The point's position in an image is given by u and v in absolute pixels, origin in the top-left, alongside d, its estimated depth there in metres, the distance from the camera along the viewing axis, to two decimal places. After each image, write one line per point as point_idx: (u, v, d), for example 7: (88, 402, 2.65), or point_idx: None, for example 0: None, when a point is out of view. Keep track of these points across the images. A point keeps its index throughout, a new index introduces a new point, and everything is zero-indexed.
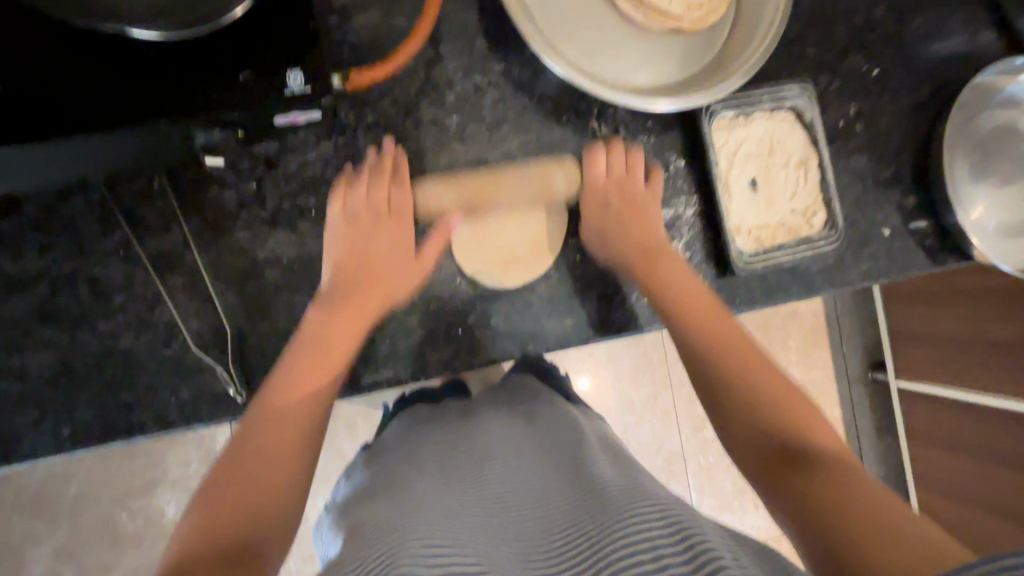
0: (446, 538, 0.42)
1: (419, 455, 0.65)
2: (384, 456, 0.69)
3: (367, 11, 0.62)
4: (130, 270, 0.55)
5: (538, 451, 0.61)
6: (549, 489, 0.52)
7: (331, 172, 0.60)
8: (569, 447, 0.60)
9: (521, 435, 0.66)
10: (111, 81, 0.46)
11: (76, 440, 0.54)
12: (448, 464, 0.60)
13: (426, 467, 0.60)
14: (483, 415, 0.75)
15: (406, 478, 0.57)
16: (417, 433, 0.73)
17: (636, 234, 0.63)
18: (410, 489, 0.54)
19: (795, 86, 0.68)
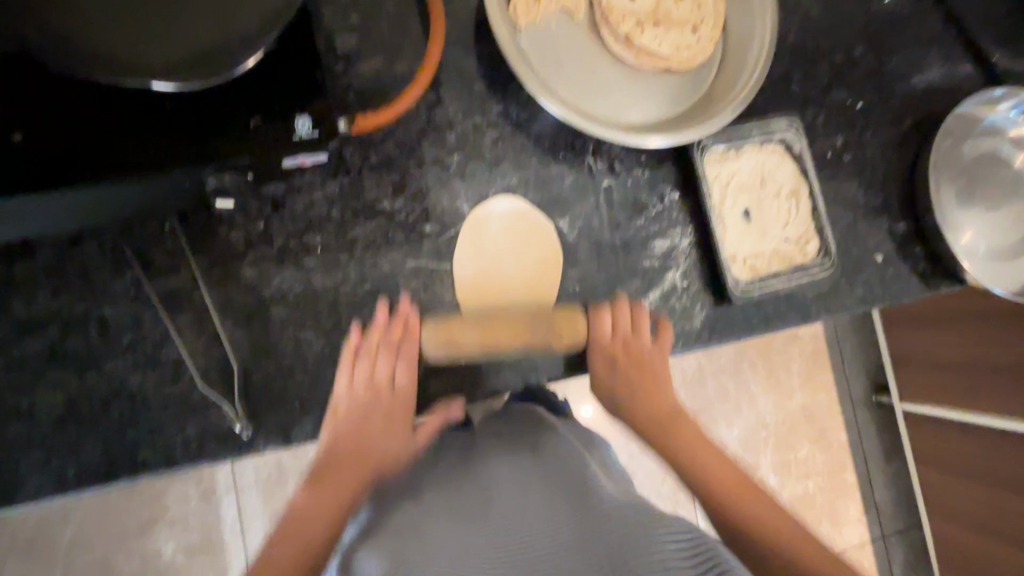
0: None
1: (415, 478, 0.60)
2: (374, 479, 0.64)
3: (370, 58, 0.65)
4: (139, 310, 0.57)
5: (540, 475, 0.58)
6: (559, 528, 0.49)
7: (336, 210, 0.62)
8: (568, 474, 0.57)
9: (518, 454, 0.62)
10: (129, 132, 0.48)
11: (82, 481, 0.54)
12: (446, 491, 0.56)
13: (423, 496, 0.56)
14: (477, 425, 0.70)
15: (405, 514, 0.53)
16: (408, 451, 0.68)
17: (625, 352, 0.65)
18: (410, 500, 0.55)
19: (781, 122, 0.71)
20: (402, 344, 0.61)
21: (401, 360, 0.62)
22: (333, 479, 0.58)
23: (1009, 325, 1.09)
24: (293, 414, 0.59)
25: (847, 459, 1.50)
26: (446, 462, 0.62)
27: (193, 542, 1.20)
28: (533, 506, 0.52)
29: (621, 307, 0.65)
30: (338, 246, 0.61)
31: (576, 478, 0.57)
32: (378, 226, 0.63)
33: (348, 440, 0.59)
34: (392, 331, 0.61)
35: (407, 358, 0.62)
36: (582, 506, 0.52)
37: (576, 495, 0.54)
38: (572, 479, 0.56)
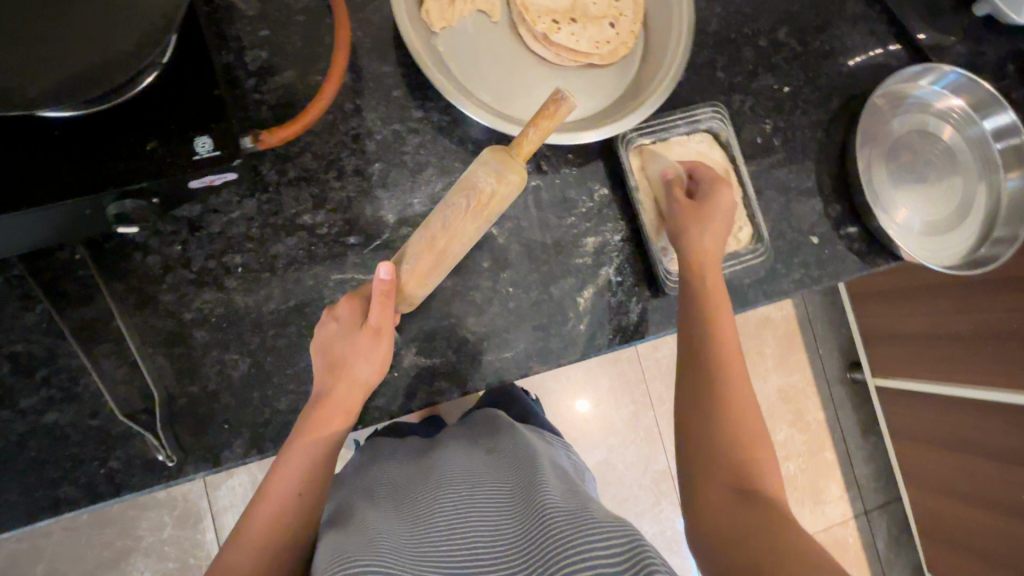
0: (394, 569, 0.43)
1: (376, 490, 0.65)
2: (345, 490, 0.69)
3: (283, 71, 0.64)
4: (53, 342, 0.55)
5: (490, 473, 0.63)
6: (499, 516, 0.54)
7: (255, 228, 0.61)
8: (516, 470, 0.63)
9: (477, 460, 0.67)
10: (19, 161, 0.47)
11: (1, 524, 0.53)
12: (401, 495, 0.61)
13: (381, 500, 0.61)
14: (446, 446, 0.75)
15: (360, 511, 0.58)
16: (376, 466, 0.73)
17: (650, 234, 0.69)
18: (365, 515, 0.56)
19: (707, 109, 0.72)
20: (355, 336, 0.55)
21: (362, 330, 0.55)
22: (324, 419, 0.54)
23: (961, 295, 1.11)
24: (219, 438, 0.57)
25: (823, 438, 1.51)
26: (406, 489, 0.63)
27: (170, 569, 1.18)
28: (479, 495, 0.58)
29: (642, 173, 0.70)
30: (260, 264, 0.60)
31: (525, 470, 0.62)
32: (300, 240, 0.62)
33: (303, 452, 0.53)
34: (348, 311, 0.56)
35: (358, 346, 0.55)
36: (524, 494, 0.57)
37: (521, 486, 0.59)
38: (520, 472, 0.62)
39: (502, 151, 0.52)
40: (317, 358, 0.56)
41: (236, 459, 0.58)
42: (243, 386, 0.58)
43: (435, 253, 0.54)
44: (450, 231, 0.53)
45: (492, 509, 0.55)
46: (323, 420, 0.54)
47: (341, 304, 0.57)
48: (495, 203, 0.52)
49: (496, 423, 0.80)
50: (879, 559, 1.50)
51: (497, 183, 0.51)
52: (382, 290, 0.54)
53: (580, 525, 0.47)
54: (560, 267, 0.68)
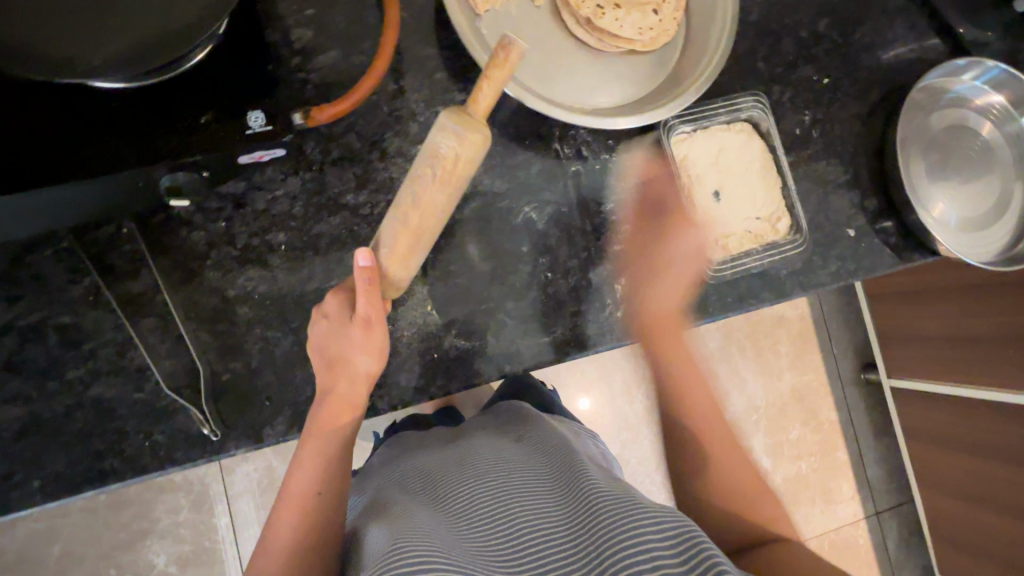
0: (449, 554, 0.43)
1: (409, 477, 0.65)
2: (376, 481, 0.68)
3: (328, 51, 0.63)
4: (100, 315, 0.56)
5: (524, 459, 0.62)
6: (539, 499, 0.54)
7: (299, 206, 0.61)
8: (550, 458, 0.62)
9: (507, 446, 0.67)
10: (75, 132, 0.47)
11: (46, 494, 0.53)
12: (435, 482, 0.60)
13: (416, 488, 0.60)
14: (473, 434, 0.74)
15: (398, 500, 0.57)
16: (405, 457, 0.73)
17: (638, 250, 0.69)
18: (404, 502, 0.56)
19: (747, 98, 0.73)
20: (347, 329, 0.54)
21: (354, 323, 0.53)
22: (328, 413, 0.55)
23: (983, 296, 1.10)
24: (262, 415, 0.57)
25: (838, 437, 1.51)
26: (440, 475, 0.63)
27: (186, 552, 1.19)
28: (515, 481, 0.57)
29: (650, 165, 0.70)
30: (303, 243, 0.60)
31: (560, 458, 0.61)
32: (343, 220, 0.62)
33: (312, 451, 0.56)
34: (339, 305, 0.55)
35: (352, 339, 0.53)
36: (563, 480, 0.56)
37: (558, 473, 0.58)
38: (555, 460, 0.61)
39: (457, 112, 0.47)
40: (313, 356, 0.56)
41: (278, 436, 0.58)
42: (285, 363, 0.58)
43: (409, 232, 0.50)
44: (421, 205, 0.49)
45: (530, 492, 0.55)
46: (331, 414, 0.55)
47: (330, 300, 0.55)
48: (461, 167, 0.47)
49: (518, 412, 0.80)
50: (890, 560, 1.49)
51: (459, 146, 0.46)
52: (365, 279, 0.51)
53: (626, 507, 0.47)
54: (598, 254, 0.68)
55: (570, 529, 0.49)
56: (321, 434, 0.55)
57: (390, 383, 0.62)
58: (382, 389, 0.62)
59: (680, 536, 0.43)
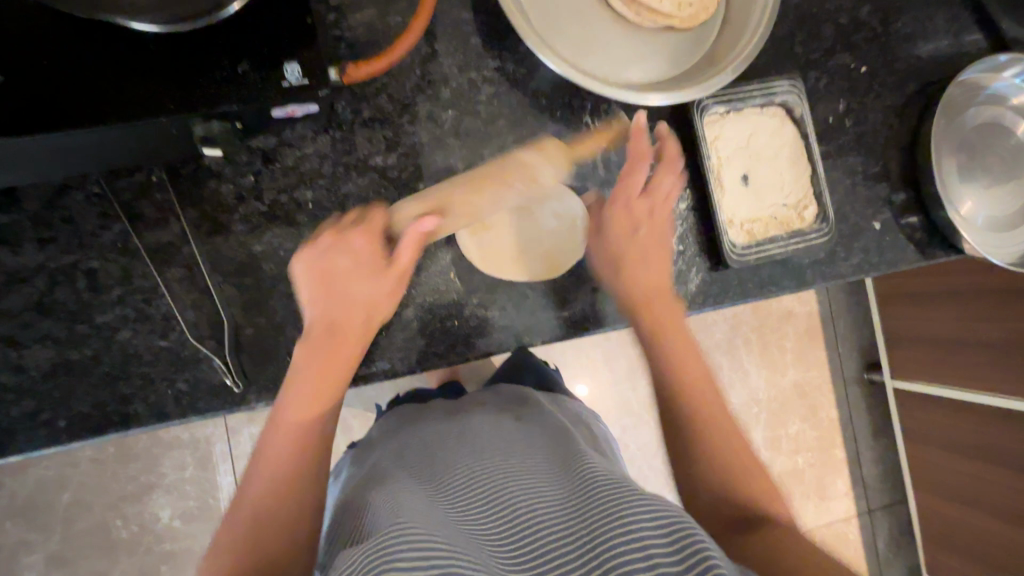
0: (441, 534, 0.41)
1: (406, 449, 0.62)
2: (373, 454, 0.66)
3: (362, 9, 0.62)
4: (128, 262, 0.56)
5: (523, 440, 0.59)
6: (535, 484, 0.51)
7: (328, 166, 0.60)
8: (551, 443, 0.59)
9: (506, 425, 0.63)
10: (112, 74, 0.47)
11: (71, 434, 0.54)
12: (429, 459, 0.58)
13: (408, 463, 0.58)
14: (472, 408, 0.71)
15: (392, 473, 0.55)
16: (403, 430, 0.70)
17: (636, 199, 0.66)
18: (398, 475, 0.54)
19: (784, 81, 0.69)
20: (368, 279, 0.56)
21: (388, 273, 0.56)
22: (320, 350, 0.54)
23: (996, 299, 1.11)
24: (283, 370, 0.58)
25: (838, 434, 1.51)
26: (436, 449, 0.60)
27: (191, 507, 1.21)
28: (512, 463, 0.54)
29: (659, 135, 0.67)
30: (330, 203, 0.60)
31: (562, 445, 0.58)
32: (370, 182, 0.61)
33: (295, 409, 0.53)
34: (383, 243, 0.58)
35: (379, 286, 0.56)
36: (562, 467, 0.54)
37: (557, 459, 0.55)
38: (556, 446, 0.58)
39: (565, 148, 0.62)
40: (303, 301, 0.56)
41: None
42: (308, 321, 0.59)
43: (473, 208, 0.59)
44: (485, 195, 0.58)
45: (528, 478, 0.52)
46: (322, 347, 0.54)
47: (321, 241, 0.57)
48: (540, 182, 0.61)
49: (520, 394, 0.77)
50: (879, 557, 1.51)
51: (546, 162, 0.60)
52: (418, 238, 0.56)
53: (623, 496, 0.45)
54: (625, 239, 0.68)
55: (564, 514, 0.46)
56: (308, 385, 0.53)
57: (410, 348, 0.62)
58: (401, 352, 0.62)
59: (675, 529, 0.41)
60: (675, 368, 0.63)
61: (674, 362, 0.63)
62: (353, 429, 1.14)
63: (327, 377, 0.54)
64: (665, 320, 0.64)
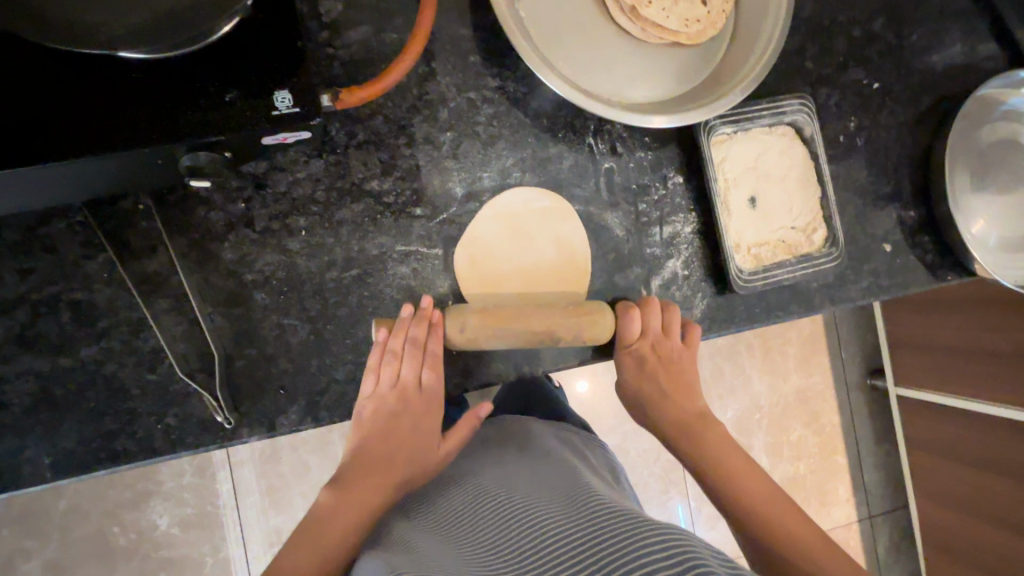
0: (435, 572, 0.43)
1: (418, 493, 0.63)
2: (384, 510, 0.64)
3: (357, 26, 0.60)
4: (114, 293, 0.54)
5: (537, 481, 0.58)
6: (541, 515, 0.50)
7: (321, 190, 0.58)
8: (560, 477, 0.59)
9: (519, 469, 0.62)
10: (93, 102, 0.45)
11: (57, 468, 0.53)
12: (442, 515, 0.58)
13: (423, 519, 0.58)
14: (485, 450, 0.69)
15: (405, 524, 0.57)
16: (415, 481, 0.68)
17: (653, 353, 0.63)
18: (411, 528, 0.56)
19: (794, 100, 0.67)
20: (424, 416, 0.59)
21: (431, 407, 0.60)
22: (373, 425, 0.57)
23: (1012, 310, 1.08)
24: (275, 403, 0.56)
25: (841, 442, 1.50)
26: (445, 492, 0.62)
27: (188, 515, 1.20)
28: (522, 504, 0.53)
29: (648, 305, 0.63)
30: (323, 229, 0.58)
31: (573, 481, 0.57)
32: (365, 207, 0.59)
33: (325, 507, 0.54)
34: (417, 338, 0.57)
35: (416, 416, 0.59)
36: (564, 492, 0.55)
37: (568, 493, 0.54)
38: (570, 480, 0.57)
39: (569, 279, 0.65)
40: (368, 382, 0.57)
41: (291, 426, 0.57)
42: (300, 352, 0.57)
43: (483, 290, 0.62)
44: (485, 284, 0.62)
45: (538, 511, 0.51)
46: (377, 440, 0.57)
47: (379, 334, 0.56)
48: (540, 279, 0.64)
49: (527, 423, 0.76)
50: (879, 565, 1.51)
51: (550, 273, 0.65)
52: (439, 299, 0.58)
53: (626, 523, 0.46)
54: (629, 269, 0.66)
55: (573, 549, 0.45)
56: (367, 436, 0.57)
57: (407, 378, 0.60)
58: None
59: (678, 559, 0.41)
60: (685, 420, 0.66)
61: (702, 448, 0.64)
62: None
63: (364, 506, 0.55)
64: (678, 370, 0.65)
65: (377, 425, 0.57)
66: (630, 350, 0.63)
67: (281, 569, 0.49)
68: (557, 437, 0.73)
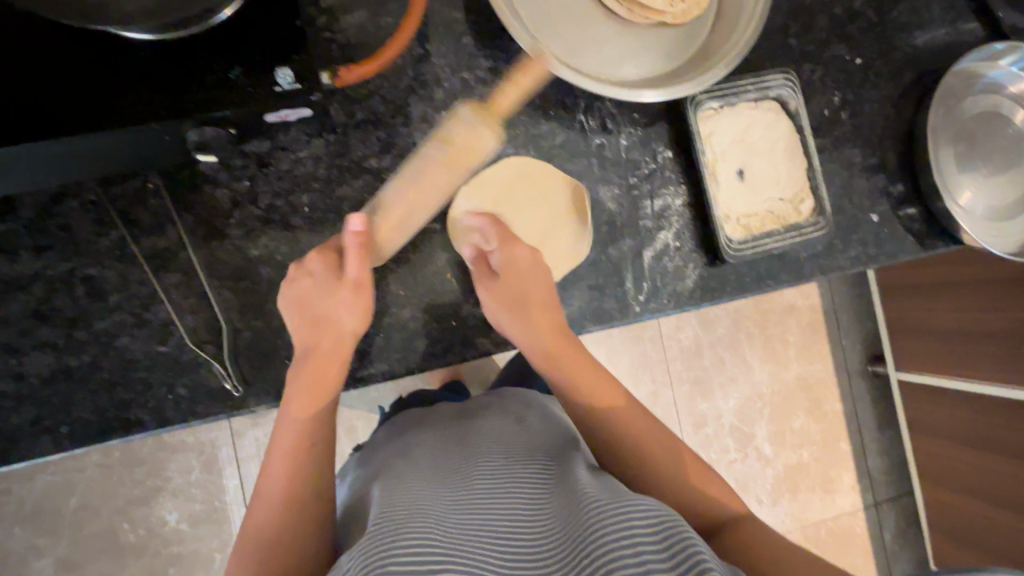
0: (440, 533, 0.43)
1: (409, 447, 0.64)
2: (376, 455, 0.66)
3: (354, 11, 0.63)
4: (125, 269, 0.56)
5: (526, 443, 0.60)
6: (534, 481, 0.53)
7: (322, 168, 0.61)
8: (555, 449, 0.60)
9: (509, 428, 0.64)
10: (106, 81, 0.47)
11: (72, 438, 0.55)
12: (435, 463, 0.58)
13: (412, 466, 0.58)
14: (474, 413, 0.71)
15: (396, 472, 0.57)
16: (408, 433, 0.70)
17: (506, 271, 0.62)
18: (400, 476, 0.56)
19: (777, 74, 0.69)
20: (334, 290, 0.56)
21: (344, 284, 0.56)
22: (322, 334, 0.56)
23: (1005, 286, 1.08)
24: (282, 372, 0.58)
25: (843, 427, 1.51)
26: (437, 447, 0.62)
27: (197, 510, 1.22)
28: (513, 465, 0.55)
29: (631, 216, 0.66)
30: (325, 206, 0.61)
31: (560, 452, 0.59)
32: (365, 184, 0.62)
33: (291, 430, 0.55)
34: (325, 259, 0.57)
35: (343, 301, 0.56)
36: (562, 467, 0.55)
37: (555, 460, 0.57)
38: (558, 449, 0.59)
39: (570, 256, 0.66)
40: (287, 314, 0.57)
41: None
42: None
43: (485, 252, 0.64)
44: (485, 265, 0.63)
45: (534, 480, 0.53)
46: (321, 329, 0.56)
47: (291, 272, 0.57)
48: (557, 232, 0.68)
49: (523, 396, 0.77)
50: (886, 551, 1.50)
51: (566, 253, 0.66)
52: (357, 243, 0.55)
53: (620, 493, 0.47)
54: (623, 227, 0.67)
55: (565, 517, 0.47)
56: (308, 396, 0.55)
57: (409, 348, 0.62)
58: (398, 353, 0.62)
59: (669, 528, 0.43)
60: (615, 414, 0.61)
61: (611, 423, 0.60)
62: (357, 431, 1.14)
63: (316, 400, 0.55)
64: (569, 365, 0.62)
65: (310, 317, 0.57)
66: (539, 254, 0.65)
67: (264, 521, 0.53)
68: (553, 408, 0.74)
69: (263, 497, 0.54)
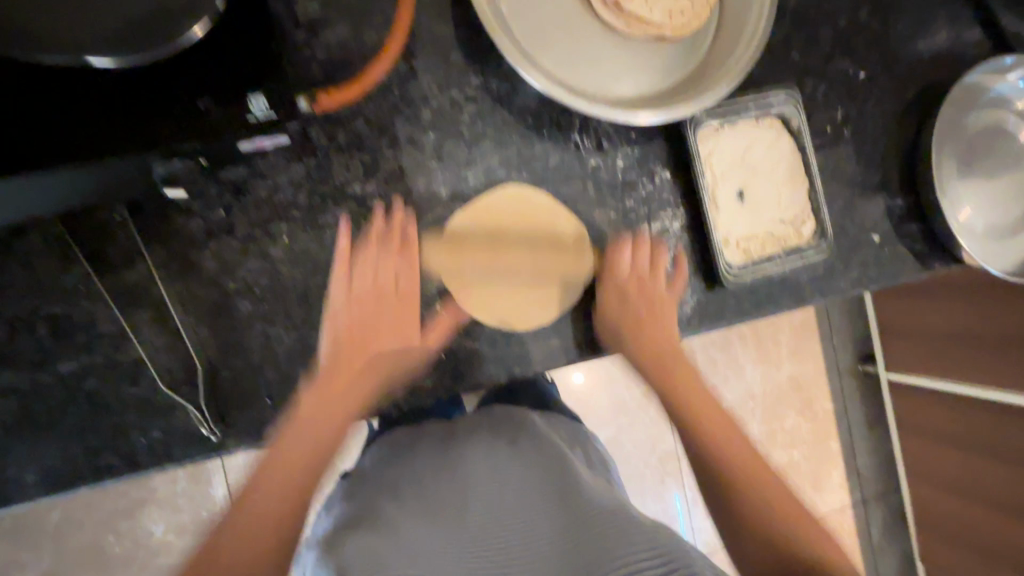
0: None
1: (394, 475, 0.60)
2: (356, 486, 0.62)
3: (335, 25, 0.59)
4: (93, 307, 0.53)
5: (520, 476, 0.58)
6: (531, 525, 0.51)
7: (303, 195, 0.57)
8: (549, 477, 0.57)
9: (500, 454, 0.61)
10: (58, 113, 0.43)
11: (39, 486, 0.51)
12: (424, 492, 0.55)
13: (400, 495, 0.55)
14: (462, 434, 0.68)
15: (382, 503, 0.53)
16: (392, 459, 0.66)
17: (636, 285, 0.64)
18: (389, 507, 0.52)
19: (779, 92, 0.66)
20: (390, 257, 0.59)
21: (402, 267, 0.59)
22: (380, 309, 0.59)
23: (997, 295, 1.07)
24: (263, 412, 0.55)
25: (834, 429, 1.51)
26: (425, 473, 0.59)
27: (183, 522, 1.19)
28: (509, 507, 0.53)
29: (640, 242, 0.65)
30: (307, 235, 0.57)
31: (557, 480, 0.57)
32: (349, 211, 0.59)
33: (332, 398, 0.55)
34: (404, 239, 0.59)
35: (400, 267, 0.60)
36: (560, 501, 0.53)
37: (552, 491, 0.55)
38: (554, 477, 0.57)
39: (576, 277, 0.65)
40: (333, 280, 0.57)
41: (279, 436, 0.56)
42: (288, 360, 0.56)
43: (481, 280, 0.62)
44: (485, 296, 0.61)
45: (532, 524, 0.51)
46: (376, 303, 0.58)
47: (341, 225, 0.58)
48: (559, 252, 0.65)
49: (515, 414, 0.75)
50: (874, 549, 1.52)
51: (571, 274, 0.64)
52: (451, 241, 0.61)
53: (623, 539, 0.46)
54: (641, 246, 0.65)
55: (567, 566, 0.45)
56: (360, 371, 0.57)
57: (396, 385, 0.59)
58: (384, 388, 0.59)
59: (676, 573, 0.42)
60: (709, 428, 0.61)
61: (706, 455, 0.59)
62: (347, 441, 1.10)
63: (359, 365, 0.57)
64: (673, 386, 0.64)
65: (368, 293, 0.58)
66: (616, 289, 0.64)
67: (270, 484, 0.49)
68: (546, 426, 0.72)
69: (276, 452, 0.51)
